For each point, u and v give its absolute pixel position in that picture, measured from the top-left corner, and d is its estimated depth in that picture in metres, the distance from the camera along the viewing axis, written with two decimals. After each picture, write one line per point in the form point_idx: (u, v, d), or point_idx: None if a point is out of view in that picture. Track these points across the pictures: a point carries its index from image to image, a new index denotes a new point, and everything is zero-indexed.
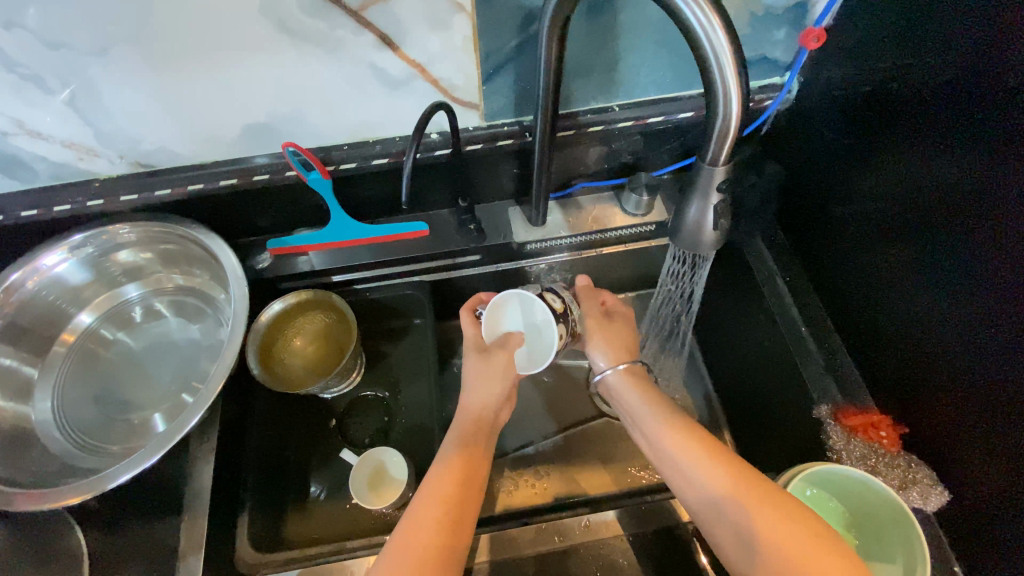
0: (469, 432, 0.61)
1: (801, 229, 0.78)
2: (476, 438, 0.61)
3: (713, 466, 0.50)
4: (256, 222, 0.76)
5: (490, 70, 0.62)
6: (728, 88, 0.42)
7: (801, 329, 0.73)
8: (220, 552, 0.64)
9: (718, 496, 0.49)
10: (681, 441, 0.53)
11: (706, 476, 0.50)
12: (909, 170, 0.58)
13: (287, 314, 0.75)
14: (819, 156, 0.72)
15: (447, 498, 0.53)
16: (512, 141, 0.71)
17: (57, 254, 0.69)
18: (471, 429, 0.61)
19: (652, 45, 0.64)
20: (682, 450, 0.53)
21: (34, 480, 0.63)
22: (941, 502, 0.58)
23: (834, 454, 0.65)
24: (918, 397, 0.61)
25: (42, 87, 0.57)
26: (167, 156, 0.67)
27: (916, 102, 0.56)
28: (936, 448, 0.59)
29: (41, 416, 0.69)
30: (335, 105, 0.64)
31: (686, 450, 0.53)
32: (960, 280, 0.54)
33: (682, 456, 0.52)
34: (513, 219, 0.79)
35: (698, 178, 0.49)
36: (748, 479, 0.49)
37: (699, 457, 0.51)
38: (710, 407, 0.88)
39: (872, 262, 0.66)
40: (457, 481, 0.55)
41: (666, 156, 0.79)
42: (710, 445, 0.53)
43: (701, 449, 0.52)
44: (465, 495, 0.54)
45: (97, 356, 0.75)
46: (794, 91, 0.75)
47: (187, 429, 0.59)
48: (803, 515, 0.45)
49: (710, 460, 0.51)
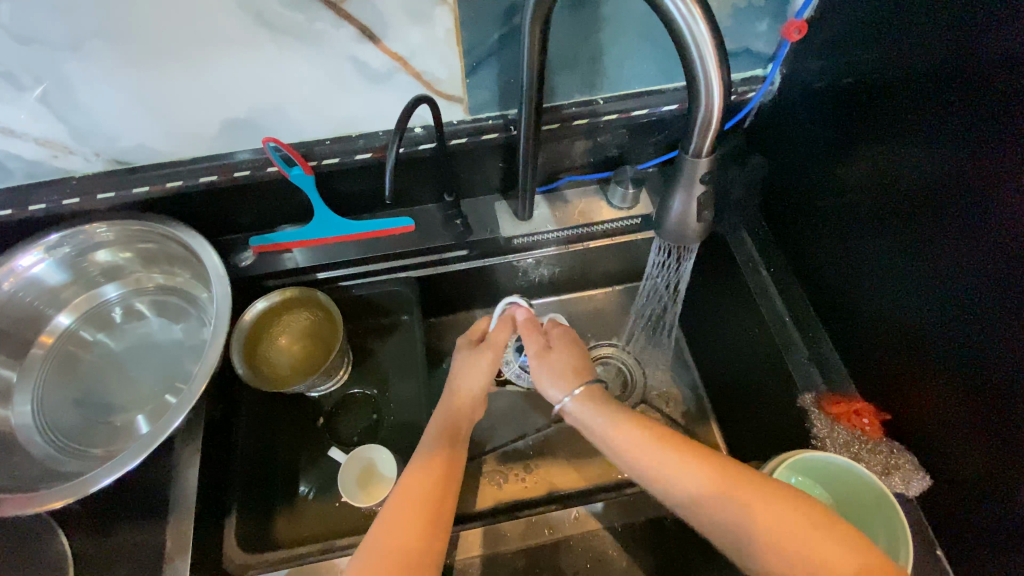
0: (445, 418, 0.62)
1: (785, 221, 0.78)
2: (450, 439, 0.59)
3: (685, 468, 0.48)
4: (238, 219, 0.75)
5: (473, 62, 0.62)
6: (710, 80, 0.42)
7: (786, 319, 0.73)
8: (209, 552, 0.63)
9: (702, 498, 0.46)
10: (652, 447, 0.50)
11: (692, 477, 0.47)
12: (887, 165, 0.60)
13: (273, 313, 0.74)
14: (801, 148, 0.73)
15: (436, 480, 0.55)
16: (497, 135, 0.71)
17: (32, 255, 0.67)
18: (458, 416, 0.62)
19: (635, 37, 0.64)
20: (651, 450, 0.50)
21: (14, 486, 0.61)
22: (923, 486, 0.59)
23: (818, 441, 0.65)
24: (900, 385, 0.62)
25: (14, 83, 0.55)
26: (145, 153, 0.66)
27: (893, 97, 0.57)
28: (918, 433, 0.60)
29: (20, 420, 0.68)
30: (317, 100, 0.63)
31: (656, 459, 0.49)
32: (939, 272, 0.55)
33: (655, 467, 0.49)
34: (499, 214, 0.80)
35: (681, 170, 0.49)
36: (722, 471, 0.47)
37: (673, 456, 0.49)
38: (697, 398, 0.89)
39: (853, 253, 0.67)
40: (441, 466, 0.56)
41: (651, 148, 0.79)
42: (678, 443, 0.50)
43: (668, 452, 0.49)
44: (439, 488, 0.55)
45: (77, 358, 0.73)
46: (776, 83, 0.75)
47: (171, 430, 0.58)
48: (781, 494, 0.44)
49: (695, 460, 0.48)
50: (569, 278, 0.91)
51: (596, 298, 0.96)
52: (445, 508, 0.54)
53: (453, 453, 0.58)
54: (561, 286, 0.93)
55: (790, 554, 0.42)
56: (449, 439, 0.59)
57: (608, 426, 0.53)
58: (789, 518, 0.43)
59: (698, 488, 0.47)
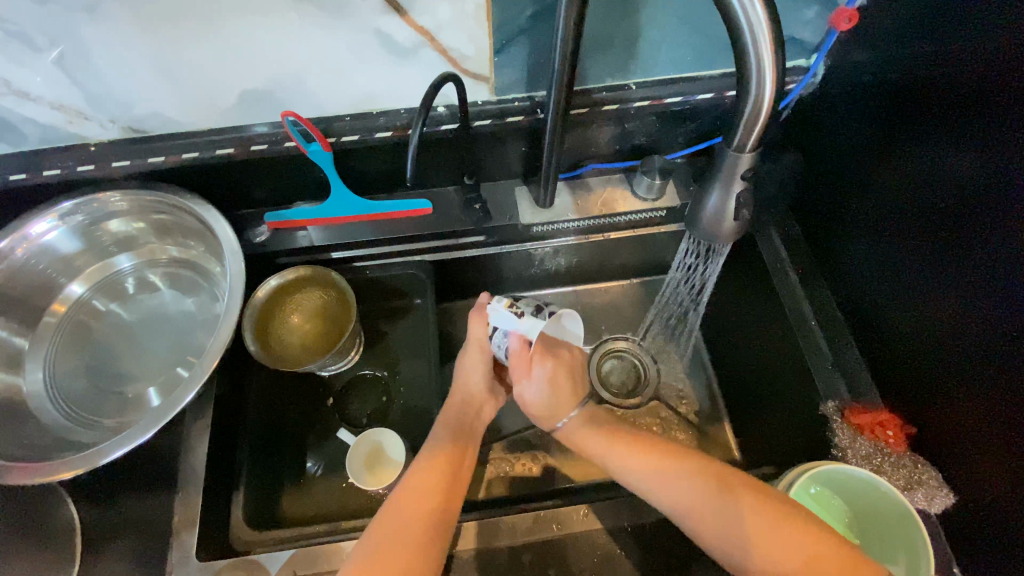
0: (455, 413, 0.65)
1: (816, 220, 0.75)
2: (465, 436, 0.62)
3: (672, 471, 0.54)
4: (254, 194, 0.74)
5: (502, 40, 0.59)
6: (763, 69, 0.39)
7: (812, 324, 0.71)
8: (216, 527, 0.63)
9: (685, 511, 0.52)
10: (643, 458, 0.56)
11: (675, 488, 0.53)
12: (931, 169, 0.56)
13: (285, 290, 0.73)
14: (839, 144, 0.69)
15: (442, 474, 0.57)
16: (522, 117, 0.68)
17: (46, 222, 0.66)
18: (460, 412, 0.65)
19: (675, 20, 0.61)
20: (640, 466, 0.55)
21: (25, 454, 0.62)
22: (945, 503, 0.57)
23: (839, 451, 0.63)
24: (928, 400, 0.59)
25: (28, 44, 0.53)
26: (161, 122, 0.64)
27: (942, 96, 0.54)
28: (945, 449, 0.58)
29: (31, 387, 0.68)
30: (338, 73, 0.61)
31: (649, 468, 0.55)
32: (980, 285, 0.52)
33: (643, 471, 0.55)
34: (519, 200, 0.77)
35: (722, 166, 0.46)
36: (727, 486, 0.51)
37: (640, 460, 0.56)
38: (712, 398, 0.87)
39: (886, 258, 0.64)
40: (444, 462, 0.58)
41: (682, 138, 0.76)
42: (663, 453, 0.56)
43: (663, 464, 0.55)
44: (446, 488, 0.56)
45: (89, 327, 0.73)
46: (820, 75, 0.71)
47: (182, 406, 0.58)
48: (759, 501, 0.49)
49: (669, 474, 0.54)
50: (586, 269, 0.89)
51: (613, 290, 0.94)
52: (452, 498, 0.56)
53: (459, 456, 0.59)
54: (577, 276, 0.90)
55: (767, 544, 0.47)
56: (459, 441, 0.61)
57: (604, 439, 0.59)
58: (789, 535, 0.47)
59: (688, 498, 0.52)
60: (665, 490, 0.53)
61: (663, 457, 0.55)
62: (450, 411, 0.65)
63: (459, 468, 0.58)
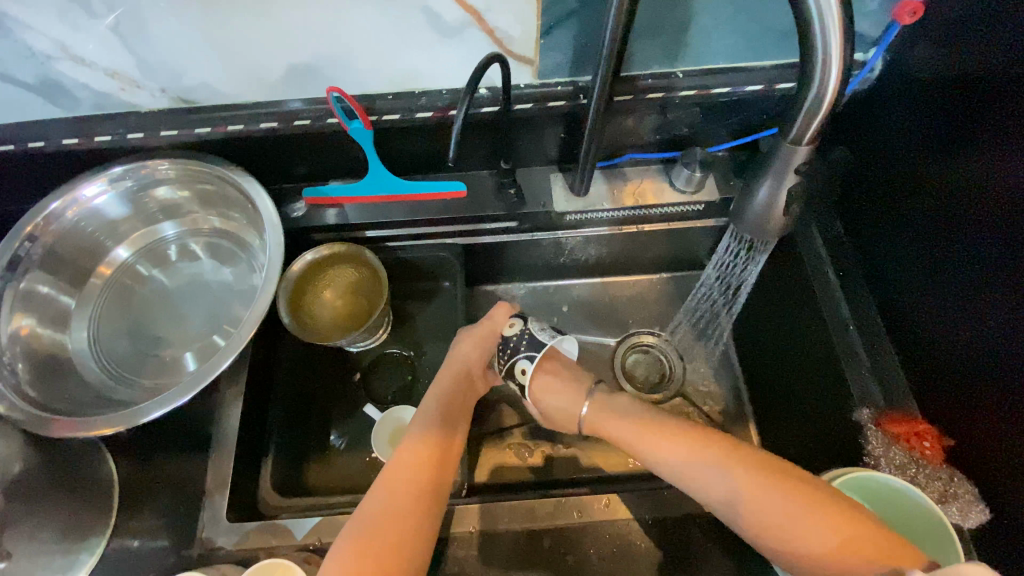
0: (447, 390, 0.65)
1: (860, 221, 0.73)
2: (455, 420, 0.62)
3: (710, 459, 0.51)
4: (294, 169, 0.75)
5: (551, 23, 0.58)
6: (830, 56, 0.38)
7: (849, 328, 0.69)
8: (245, 491, 0.65)
9: (726, 498, 0.49)
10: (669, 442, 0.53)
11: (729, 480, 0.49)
12: (989, 173, 0.54)
13: (319, 265, 0.74)
14: (891, 144, 0.67)
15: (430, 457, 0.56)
16: (564, 102, 0.67)
17: (97, 186, 0.69)
18: (450, 387, 0.65)
19: (729, 7, 0.59)
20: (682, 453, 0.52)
21: (69, 408, 0.64)
22: (981, 520, 0.55)
23: (871, 459, 0.62)
24: (968, 412, 0.57)
25: (87, 10, 0.54)
26: (209, 93, 0.65)
27: (1009, 96, 0.51)
28: (983, 464, 0.56)
29: (76, 345, 0.70)
30: (384, 50, 0.61)
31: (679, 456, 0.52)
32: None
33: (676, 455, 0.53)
34: (554, 187, 0.76)
35: (776, 158, 0.45)
36: (767, 471, 0.49)
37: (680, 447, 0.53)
38: (737, 398, 0.86)
39: (934, 264, 0.61)
40: (429, 444, 0.58)
41: (725, 131, 0.74)
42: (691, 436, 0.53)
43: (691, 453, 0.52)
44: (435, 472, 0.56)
45: (132, 291, 0.75)
46: (876, 70, 0.68)
47: (219, 371, 0.59)
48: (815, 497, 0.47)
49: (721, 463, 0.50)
50: (617, 260, 0.88)
51: (643, 283, 0.93)
52: (441, 480, 0.55)
53: (444, 438, 0.59)
54: (608, 267, 0.90)
55: (832, 547, 0.45)
56: (446, 423, 0.61)
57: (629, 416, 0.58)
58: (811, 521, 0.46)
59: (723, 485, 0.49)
60: (716, 482, 0.50)
61: (696, 443, 0.52)
62: (436, 391, 0.65)
63: (448, 454, 0.58)
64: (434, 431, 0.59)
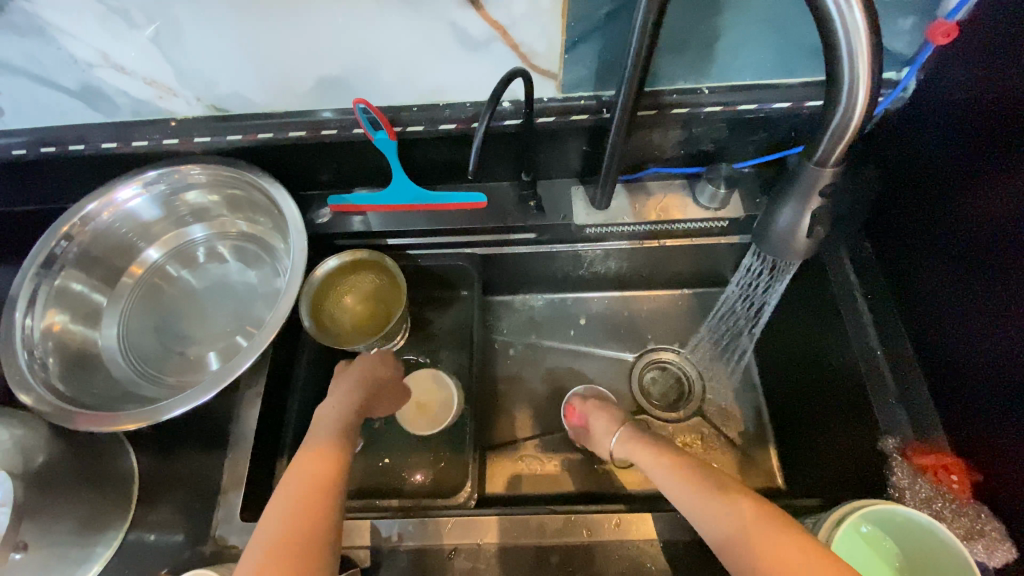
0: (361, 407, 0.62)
1: (889, 244, 0.71)
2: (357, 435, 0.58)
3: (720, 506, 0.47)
4: (321, 176, 0.77)
5: (575, 38, 0.58)
6: (858, 78, 0.37)
7: (878, 353, 0.67)
8: (259, 491, 0.66)
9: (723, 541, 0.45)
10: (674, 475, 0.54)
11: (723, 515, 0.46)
12: (1017, 201, 0.53)
13: (341, 272, 0.75)
14: (924, 164, 0.65)
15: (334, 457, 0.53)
16: (587, 116, 0.67)
17: (132, 189, 0.71)
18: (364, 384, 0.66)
19: (757, 24, 0.58)
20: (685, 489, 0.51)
21: (95, 401, 0.66)
22: (1007, 559, 0.53)
23: (895, 491, 0.59)
24: (1000, 449, 0.54)
25: (129, 21, 0.57)
26: (241, 102, 0.67)
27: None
28: (1014, 503, 0.53)
29: (106, 340, 0.73)
30: (410, 63, 0.62)
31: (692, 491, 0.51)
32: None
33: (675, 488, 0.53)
34: (575, 200, 0.76)
35: (799, 179, 0.44)
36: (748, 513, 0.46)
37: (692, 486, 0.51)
38: (759, 420, 0.83)
39: (964, 292, 0.59)
40: (325, 447, 0.54)
41: (752, 147, 0.73)
42: (691, 475, 0.53)
43: (693, 486, 0.51)
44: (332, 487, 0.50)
45: (161, 290, 0.77)
46: (910, 89, 0.66)
47: (238, 373, 0.60)
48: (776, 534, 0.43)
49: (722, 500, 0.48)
50: (637, 274, 0.87)
51: (664, 299, 0.91)
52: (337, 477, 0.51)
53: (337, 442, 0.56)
54: (628, 281, 0.89)
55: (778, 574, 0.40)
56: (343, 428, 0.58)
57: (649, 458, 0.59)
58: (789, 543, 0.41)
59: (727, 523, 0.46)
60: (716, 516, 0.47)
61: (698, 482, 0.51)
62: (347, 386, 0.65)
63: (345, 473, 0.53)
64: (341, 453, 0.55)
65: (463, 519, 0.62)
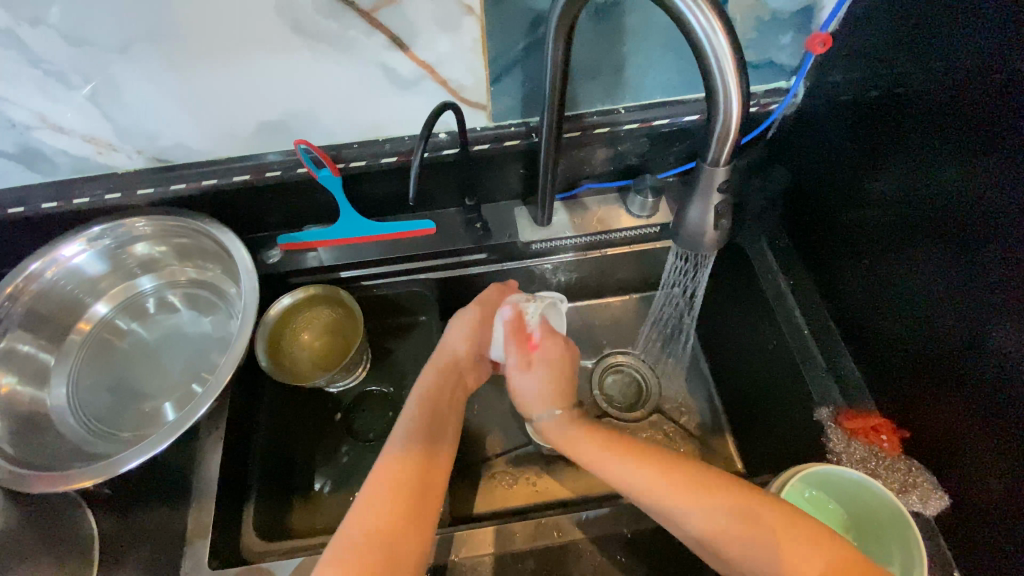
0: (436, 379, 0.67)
1: (806, 234, 0.78)
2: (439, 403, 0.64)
3: (706, 502, 0.52)
4: (269, 218, 0.78)
5: (498, 71, 0.64)
6: (728, 87, 0.43)
7: (803, 332, 0.73)
8: (227, 537, 0.65)
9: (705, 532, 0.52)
10: (660, 475, 0.54)
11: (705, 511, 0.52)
12: (934, 177, 0.56)
13: (296, 309, 0.76)
14: (822, 160, 0.73)
15: (414, 462, 0.57)
16: (519, 141, 0.72)
17: (76, 245, 0.71)
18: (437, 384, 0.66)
19: (657, 49, 0.65)
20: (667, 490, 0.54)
21: (46, 464, 0.65)
22: (941, 506, 0.58)
23: (834, 456, 0.65)
24: (925, 406, 0.60)
25: (66, 82, 0.59)
26: (184, 152, 0.69)
27: (947, 104, 0.54)
28: (936, 451, 0.59)
29: (54, 401, 0.71)
30: (346, 105, 0.66)
31: (662, 484, 0.54)
32: (989, 288, 0.52)
33: (648, 484, 0.55)
34: (519, 220, 0.80)
35: (699, 179, 0.50)
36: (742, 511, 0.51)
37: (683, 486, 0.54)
38: (713, 411, 0.88)
39: (869, 269, 0.67)
40: (416, 449, 0.58)
41: (672, 158, 0.80)
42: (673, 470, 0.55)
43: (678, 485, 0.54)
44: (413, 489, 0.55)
45: (112, 345, 0.76)
46: (800, 95, 0.75)
47: (197, 417, 0.61)
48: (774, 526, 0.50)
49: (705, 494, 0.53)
50: (586, 284, 0.91)
51: (614, 305, 0.96)
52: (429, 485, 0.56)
53: (428, 448, 0.59)
54: (578, 292, 0.93)
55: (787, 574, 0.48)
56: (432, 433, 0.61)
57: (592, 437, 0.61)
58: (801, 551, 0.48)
59: (712, 521, 0.51)
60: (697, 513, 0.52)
61: (680, 476, 0.54)
62: (419, 391, 0.65)
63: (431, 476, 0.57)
64: (416, 452, 0.58)
65: (454, 534, 0.62)
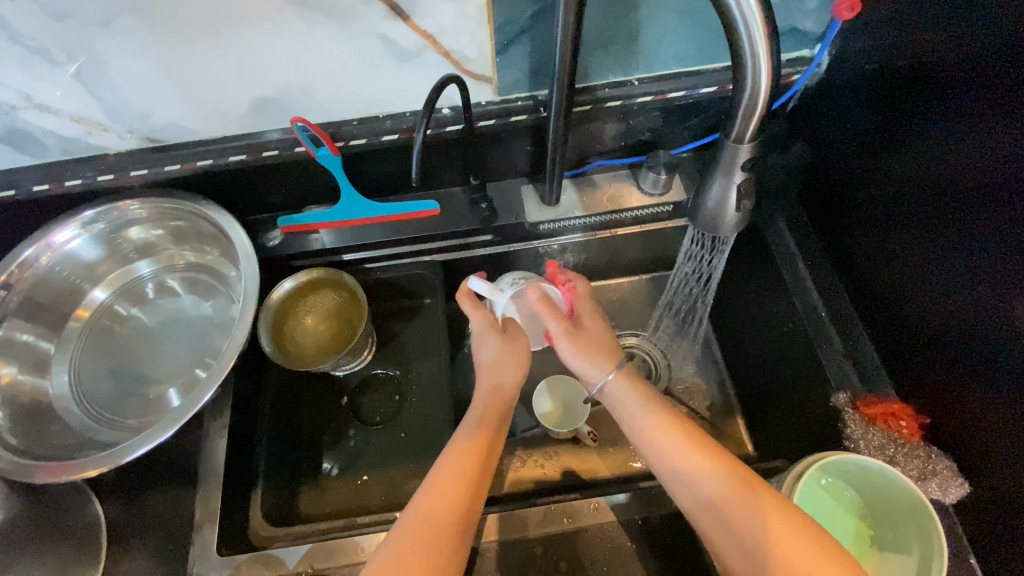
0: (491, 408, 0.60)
1: (825, 212, 0.74)
2: (494, 412, 0.60)
3: (711, 467, 0.51)
4: (267, 199, 0.76)
5: (504, 41, 0.60)
6: (757, 56, 0.40)
7: (822, 315, 0.70)
8: (236, 523, 0.65)
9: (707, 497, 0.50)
10: (684, 443, 0.53)
11: (710, 475, 0.50)
12: (958, 151, 0.53)
13: (298, 293, 0.74)
14: (844, 134, 0.69)
15: (475, 458, 0.54)
16: (526, 116, 0.69)
17: (69, 230, 0.69)
18: (495, 402, 0.60)
19: (675, 15, 0.61)
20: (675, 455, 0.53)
21: (51, 453, 0.64)
22: (961, 494, 0.56)
23: (851, 442, 0.63)
24: (943, 394, 0.58)
25: (49, 59, 0.56)
26: (176, 131, 0.66)
27: (967, 74, 0.51)
28: (958, 438, 0.57)
29: (57, 389, 0.70)
30: (344, 80, 0.62)
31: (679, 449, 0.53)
32: (1000, 265, 0.50)
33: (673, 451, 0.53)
34: (526, 199, 0.77)
35: (721, 158, 0.48)
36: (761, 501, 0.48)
37: (693, 454, 0.52)
38: (724, 392, 0.87)
39: (884, 247, 0.65)
40: (478, 446, 0.55)
41: (687, 133, 0.76)
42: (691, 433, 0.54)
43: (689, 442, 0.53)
44: (483, 472, 0.54)
45: (112, 331, 0.75)
46: (824, 64, 0.70)
47: (201, 405, 0.59)
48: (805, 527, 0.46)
49: (709, 456, 0.52)
50: (595, 266, 0.89)
51: (623, 286, 0.94)
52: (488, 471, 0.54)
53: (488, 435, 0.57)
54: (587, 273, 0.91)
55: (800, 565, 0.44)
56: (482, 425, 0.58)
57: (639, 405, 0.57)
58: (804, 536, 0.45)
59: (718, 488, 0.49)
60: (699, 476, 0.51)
61: (698, 445, 0.52)
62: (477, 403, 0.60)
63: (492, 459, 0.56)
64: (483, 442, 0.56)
65: None
